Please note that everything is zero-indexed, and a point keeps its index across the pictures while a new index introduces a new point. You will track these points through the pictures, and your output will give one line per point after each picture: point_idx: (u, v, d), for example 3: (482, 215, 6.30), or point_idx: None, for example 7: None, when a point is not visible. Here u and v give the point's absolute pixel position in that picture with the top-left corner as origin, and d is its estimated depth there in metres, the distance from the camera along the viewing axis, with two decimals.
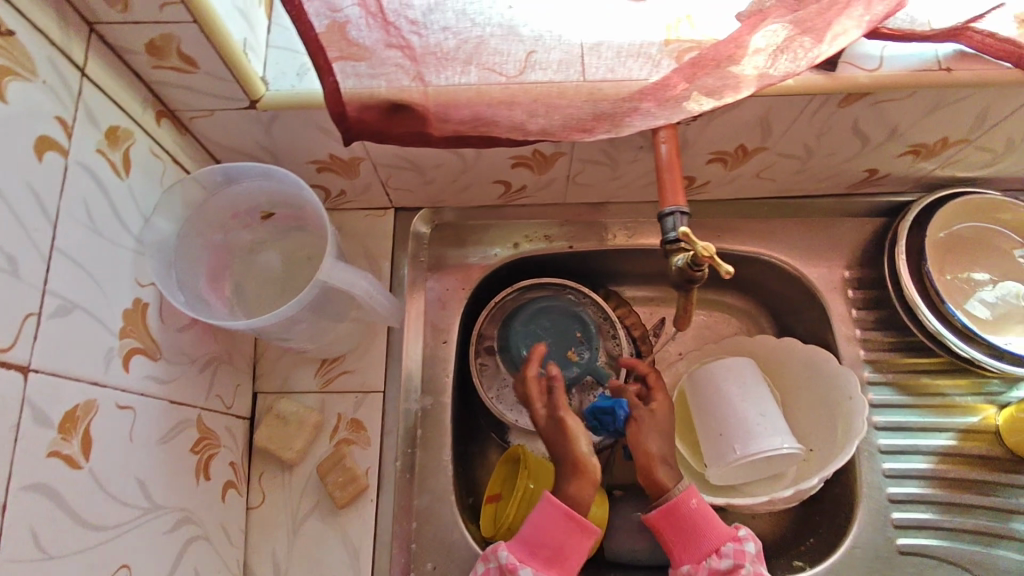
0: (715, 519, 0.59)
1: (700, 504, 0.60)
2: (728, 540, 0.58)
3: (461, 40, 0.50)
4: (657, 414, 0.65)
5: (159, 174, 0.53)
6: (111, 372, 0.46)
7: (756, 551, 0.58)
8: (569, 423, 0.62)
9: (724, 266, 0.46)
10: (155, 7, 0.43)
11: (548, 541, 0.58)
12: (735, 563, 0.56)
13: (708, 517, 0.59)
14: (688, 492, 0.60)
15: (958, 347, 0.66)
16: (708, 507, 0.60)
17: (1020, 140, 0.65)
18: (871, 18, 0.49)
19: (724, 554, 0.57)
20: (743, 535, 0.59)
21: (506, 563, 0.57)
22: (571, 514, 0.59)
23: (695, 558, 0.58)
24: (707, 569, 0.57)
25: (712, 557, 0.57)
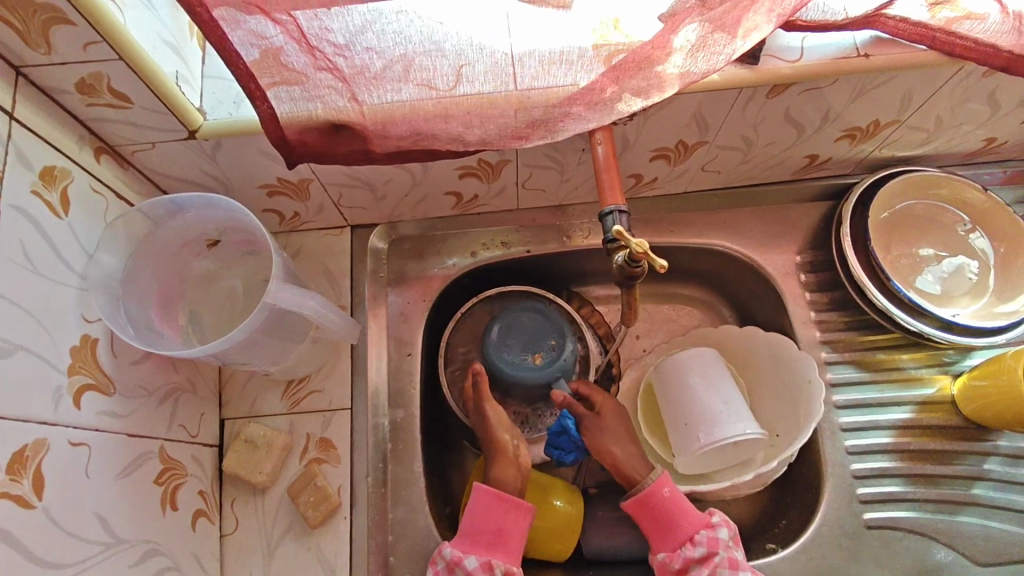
0: (689, 508, 0.63)
1: (673, 493, 0.64)
2: (703, 529, 0.62)
3: (387, 60, 0.50)
4: (603, 422, 0.68)
5: (101, 210, 0.54)
6: (60, 411, 0.46)
7: (730, 539, 0.62)
8: (489, 413, 0.67)
9: (659, 261, 0.47)
10: (79, 47, 0.45)
11: (488, 527, 0.63)
12: (707, 551, 0.60)
13: (680, 506, 0.63)
14: (660, 481, 0.64)
15: (906, 322, 0.68)
16: (681, 497, 0.64)
17: (949, 118, 0.67)
18: (781, 11, 0.49)
19: (698, 543, 0.61)
20: (716, 522, 0.63)
21: (451, 558, 0.61)
22: (500, 497, 0.63)
23: (669, 546, 0.62)
24: (682, 557, 0.61)
25: (687, 546, 0.61)
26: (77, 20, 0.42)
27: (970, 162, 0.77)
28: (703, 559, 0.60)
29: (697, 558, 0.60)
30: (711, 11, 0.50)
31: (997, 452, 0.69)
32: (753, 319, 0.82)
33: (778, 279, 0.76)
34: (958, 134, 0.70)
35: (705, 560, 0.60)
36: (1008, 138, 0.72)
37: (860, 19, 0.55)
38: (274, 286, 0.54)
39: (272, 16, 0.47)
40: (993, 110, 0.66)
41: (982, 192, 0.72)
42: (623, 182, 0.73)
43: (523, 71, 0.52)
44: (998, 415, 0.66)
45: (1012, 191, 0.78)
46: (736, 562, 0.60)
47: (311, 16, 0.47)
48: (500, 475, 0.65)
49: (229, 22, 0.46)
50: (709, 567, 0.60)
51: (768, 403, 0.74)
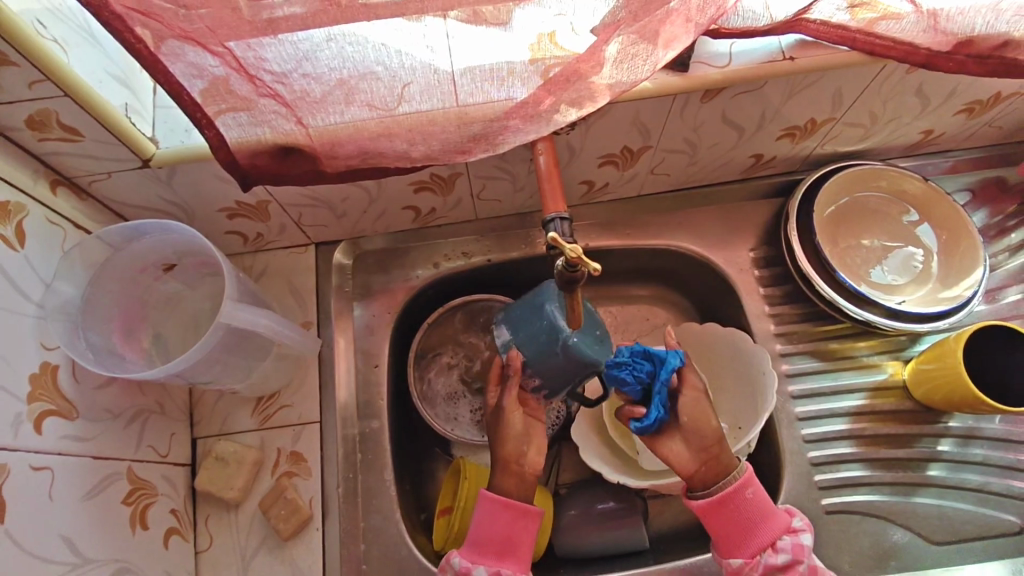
0: (772, 512, 0.61)
1: (755, 494, 0.61)
2: (786, 535, 0.60)
3: (326, 85, 0.52)
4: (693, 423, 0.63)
5: (58, 240, 0.56)
6: (21, 437, 0.48)
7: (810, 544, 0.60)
8: (513, 419, 0.65)
9: (593, 264, 0.49)
10: (26, 86, 0.46)
11: (496, 535, 0.62)
12: (792, 558, 0.58)
13: (763, 508, 0.60)
14: (745, 481, 0.61)
15: (853, 311, 0.71)
16: (764, 498, 0.61)
17: (883, 113, 0.69)
18: (698, 21, 0.52)
19: (781, 549, 0.59)
20: (798, 527, 0.61)
21: (460, 567, 0.60)
22: (506, 504, 0.62)
23: (746, 553, 0.59)
24: (763, 563, 0.59)
25: (768, 551, 0.59)
26: (19, 60, 0.44)
27: (913, 154, 0.80)
28: (785, 566, 0.58)
29: (780, 565, 0.58)
30: (634, 24, 0.51)
31: (948, 433, 0.72)
32: (714, 315, 0.84)
33: (733, 275, 0.78)
34: (897, 127, 0.73)
35: (788, 567, 0.58)
36: (944, 129, 0.75)
37: (782, 24, 0.57)
38: (230, 306, 0.56)
39: (210, 48, 0.48)
40: (925, 104, 0.69)
41: (921, 182, 0.74)
42: (576, 188, 0.75)
43: (460, 88, 0.54)
44: (945, 397, 0.68)
45: (954, 180, 0.81)
46: (815, 568, 0.59)
47: (246, 47, 0.48)
48: (500, 482, 0.64)
49: (169, 56, 0.47)
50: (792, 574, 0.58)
51: (729, 397, 0.76)
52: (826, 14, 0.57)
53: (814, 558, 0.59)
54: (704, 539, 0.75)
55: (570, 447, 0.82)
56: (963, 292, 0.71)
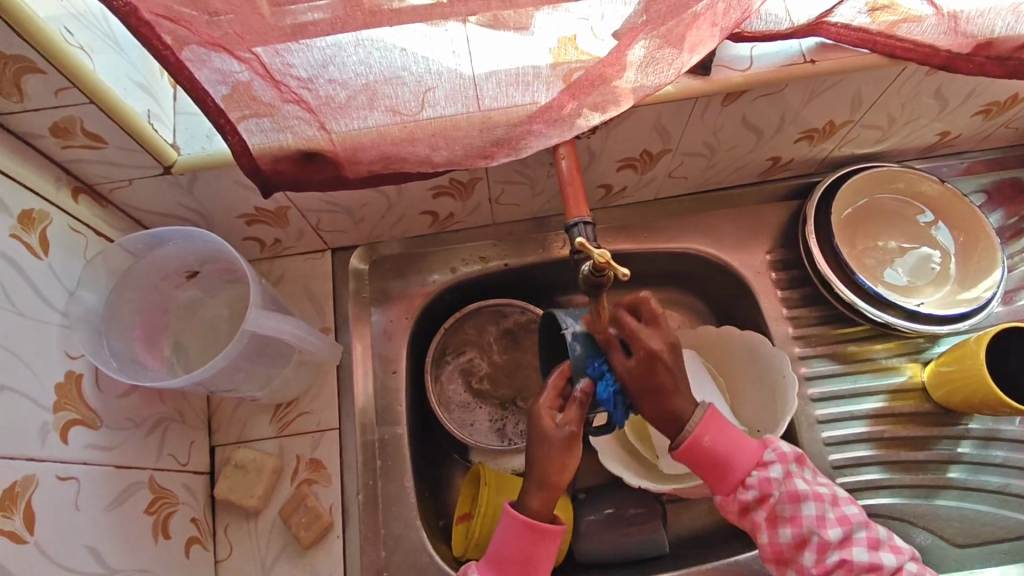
0: (737, 448, 0.58)
1: (714, 441, 0.57)
2: (755, 470, 0.58)
3: (352, 90, 0.51)
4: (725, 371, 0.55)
5: (80, 248, 0.56)
6: (48, 447, 0.47)
7: (783, 473, 0.58)
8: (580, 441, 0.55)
9: (621, 269, 0.49)
10: (52, 94, 0.46)
11: (515, 555, 0.58)
12: (762, 491, 0.58)
13: (727, 449, 0.57)
14: (700, 431, 0.56)
15: (873, 314, 0.71)
16: (727, 439, 0.57)
17: (901, 115, 0.69)
18: (722, 25, 0.52)
19: (752, 484, 0.58)
20: (769, 459, 0.59)
21: None
22: (536, 528, 0.58)
23: (722, 491, 0.58)
24: (738, 500, 0.58)
25: (741, 487, 0.58)
26: (47, 68, 0.44)
27: (928, 155, 0.80)
28: (759, 500, 0.58)
29: (754, 500, 0.58)
30: (660, 26, 0.52)
31: (968, 435, 0.72)
32: (730, 317, 0.83)
33: (750, 278, 0.78)
34: (914, 128, 0.72)
35: (761, 500, 0.58)
36: (961, 131, 0.75)
37: (804, 27, 0.57)
38: (254, 313, 0.55)
39: (237, 54, 0.48)
40: (943, 105, 0.69)
41: (938, 184, 0.74)
42: (594, 192, 0.75)
43: (484, 93, 0.54)
44: (966, 400, 0.68)
45: (970, 181, 0.81)
46: (796, 495, 0.57)
47: (272, 53, 0.48)
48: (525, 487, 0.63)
49: (195, 62, 0.47)
50: (767, 506, 0.58)
51: (747, 398, 0.76)
52: (847, 17, 0.57)
53: (791, 487, 0.57)
54: (725, 543, 0.74)
55: (587, 452, 0.82)
56: (981, 293, 0.71)
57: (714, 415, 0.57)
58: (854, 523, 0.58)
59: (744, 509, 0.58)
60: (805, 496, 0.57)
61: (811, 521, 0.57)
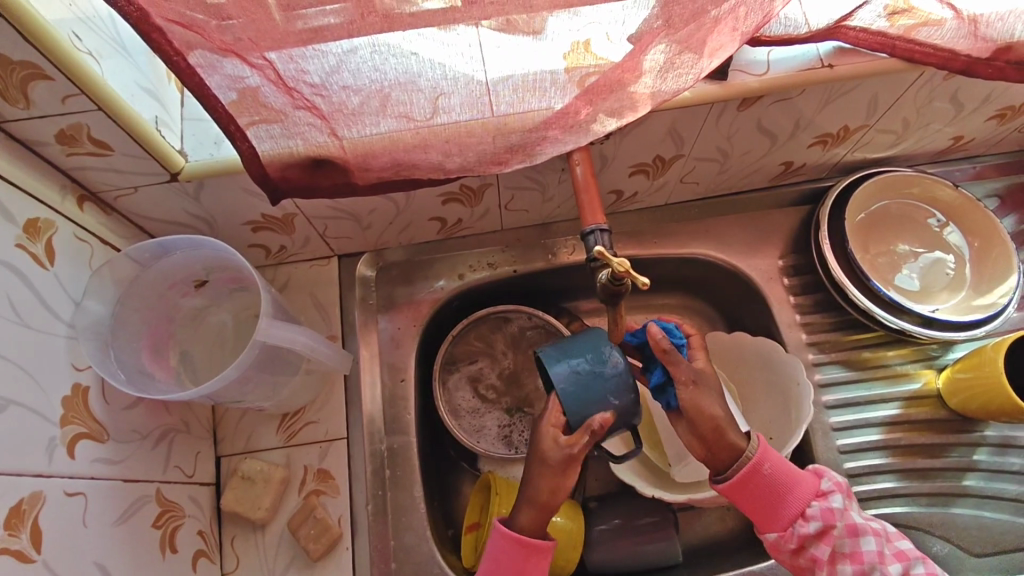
0: (798, 480, 0.58)
1: (774, 469, 0.57)
2: (815, 501, 0.58)
3: (364, 96, 0.50)
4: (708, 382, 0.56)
5: (86, 257, 0.54)
6: (56, 463, 0.46)
7: (842, 505, 0.58)
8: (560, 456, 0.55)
9: (641, 278, 0.48)
10: (59, 101, 0.45)
11: (507, 571, 0.58)
12: (824, 522, 0.57)
13: (786, 477, 0.57)
14: (759, 458, 0.57)
15: (889, 321, 0.70)
16: (785, 470, 0.58)
17: (917, 119, 0.69)
18: (744, 29, 0.51)
19: (811, 517, 0.57)
20: (827, 489, 0.59)
21: None
22: (526, 543, 0.58)
23: (781, 525, 0.57)
24: (796, 534, 0.57)
25: (800, 522, 0.57)
26: (54, 74, 0.43)
27: (940, 160, 0.80)
28: (819, 533, 0.57)
29: (814, 532, 0.57)
30: (679, 31, 0.51)
31: (985, 443, 0.71)
32: (740, 323, 0.82)
33: (762, 284, 0.77)
34: (929, 132, 0.72)
35: (822, 533, 0.57)
36: (974, 135, 0.74)
37: (822, 31, 0.56)
38: (264, 323, 0.55)
39: (249, 60, 0.46)
40: (959, 109, 0.68)
41: (953, 189, 0.74)
42: (605, 198, 0.74)
43: (498, 98, 0.52)
44: (982, 407, 0.67)
45: (982, 186, 0.80)
46: (854, 529, 0.57)
47: (287, 59, 0.47)
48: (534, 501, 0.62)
49: (206, 68, 0.46)
50: (827, 540, 0.57)
51: (761, 406, 0.75)
52: (867, 21, 0.56)
53: (851, 519, 0.57)
54: (738, 552, 0.73)
55: (597, 459, 0.81)
56: (997, 299, 0.71)
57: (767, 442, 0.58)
58: (912, 559, 0.56)
59: (802, 545, 0.57)
60: (864, 529, 0.57)
61: (871, 557, 0.56)
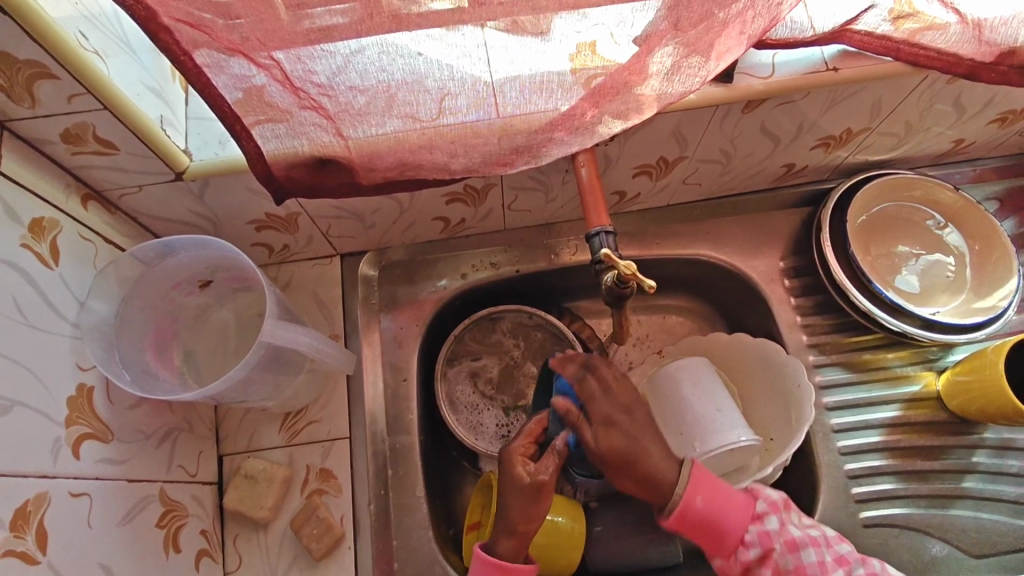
0: (731, 509, 0.59)
1: (707, 502, 0.59)
2: (751, 527, 0.59)
3: (370, 96, 0.50)
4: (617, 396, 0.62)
5: (90, 257, 0.54)
6: (61, 463, 0.46)
7: (779, 523, 0.60)
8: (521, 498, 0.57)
9: (647, 281, 0.49)
10: (65, 100, 0.45)
11: None
12: (764, 546, 0.58)
13: (719, 510, 0.59)
14: (690, 493, 0.58)
15: (890, 323, 0.70)
16: (720, 505, 0.59)
17: (919, 123, 0.69)
18: (751, 32, 0.51)
19: (751, 542, 0.59)
20: (762, 511, 0.60)
21: None
22: (505, 569, 0.57)
23: (725, 554, 0.59)
24: (740, 561, 0.59)
25: (741, 549, 0.59)
26: (61, 73, 0.43)
27: (940, 163, 0.80)
28: (760, 557, 0.59)
29: (756, 557, 0.59)
30: (687, 33, 0.50)
31: (983, 445, 0.71)
32: (742, 324, 0.83)
33: (764, 285, 0.77)
34: (929, 136, 0.72)
35: (763, 558, 0.59)
36: (974, 138, 0.74)
37: (828, 34, 0.56)
38: (269, 324, 0.55)
39: (256, 60, 0.46)
40: (961, 112, 0.68)
41: (953, 192, 0.74)
42: (607, 199, 0.74)
43: (505, 100, 0.52)
44: (981, 409, 0.68)
45: (982, 189, 0.81)
46: (794, 544, 0.58)
47: (294, 60, 0.47)
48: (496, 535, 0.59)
49: (213, 67, 0.46)
50: (769, 563, 0.58)
51: (760, 407, 0.75)
52: (871, 25, 0.55)
53: (788, 535, 0.59)
54: None
55: None
56: (998, 302, 0.71)
57: (700, 476, 0.59)
58: (852, 561, 0.58)
59: (748, 569, 0.59)
60: (803, 542, 0.58)
61: (813, 569, 0.58)
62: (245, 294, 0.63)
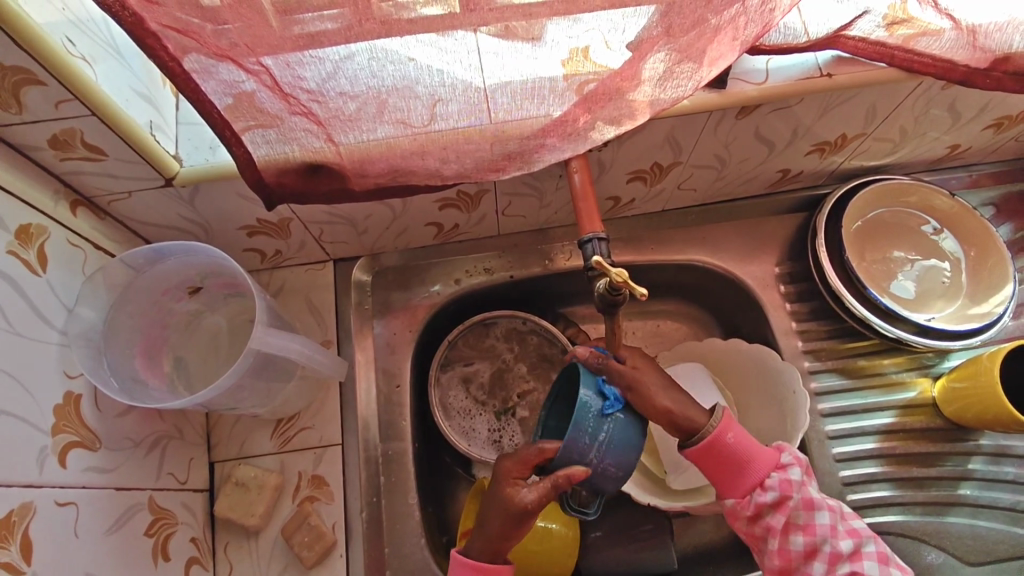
0: (758, 453, 0.57)
1: (737, 438, 0.56)
2: (774, 472, 0.57)
3: (361, 102, 0.50)
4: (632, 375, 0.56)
5: (79, 263, 0.54)
6: (47, 472, 0.46)
7: (800, 477, 0.58)
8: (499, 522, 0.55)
9: (639, 287, 0.48)
10: (52, 106, 0.45)
11: None
12: (782, 493, 0.56)
13: (749, 450, 0.57)
14: (723, 427, 0.56)
15: (885, 329, 0.70)
16: (747, 441, 0.57)
17: (914, 128, 0.69)
18: (743, 39, 0.50)
19: (771, 487, 0.56)
20: (787, 463, 0.58)
21: None
22: (479, 569, 0.56)
23: (739, 493, 0.56)
24: (754, 502, 0.56)
25: (757, 491, 0.56)
26: (46, 78, 0.42)
27: (936, 168, 0.80)
28: (777, 502, 0.56)
29: (771, 502, 0.56)
30: (680, 39, 0.50)
31: (979, 451, 0.71)
32: (737, 329, 0.82)
33: (759, 291, 0.77)
34: (925, 141, 0.72)
35: (778, 504, 0.56)
36: (970, 144, 0.74)
37: (822, 40, 0.56)
38: (260, 331, 0.54)
39: (245, 66, 0.46)
40: (956, 118, 0.68)
41: (950, 197, 0.74)
42: (602, 204, 0.74)
43: (497, 106, 0.52)
44: (977, 415, 0.68)
45: (978, 194, 0.80)
46: (811, 502, 0.57)
47: (284, 66, 0.46)
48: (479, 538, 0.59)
49: (201, 73, 0.45)
50: (785, 509, 0.56)
51: (755, 413, 0.75)
52: (865, 31, 0.55)
53: (808, 493, 0.57)
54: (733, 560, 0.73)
55: None
56: (993, 308, 0.71)
57: (732, 413, 0.57)
58: (864, 536, 0.57)
59: (758, 515, 0.57)
60: (819, 504, 0.57)
61: (824, 530, 0.56)
62: (236, 300, 0.63)
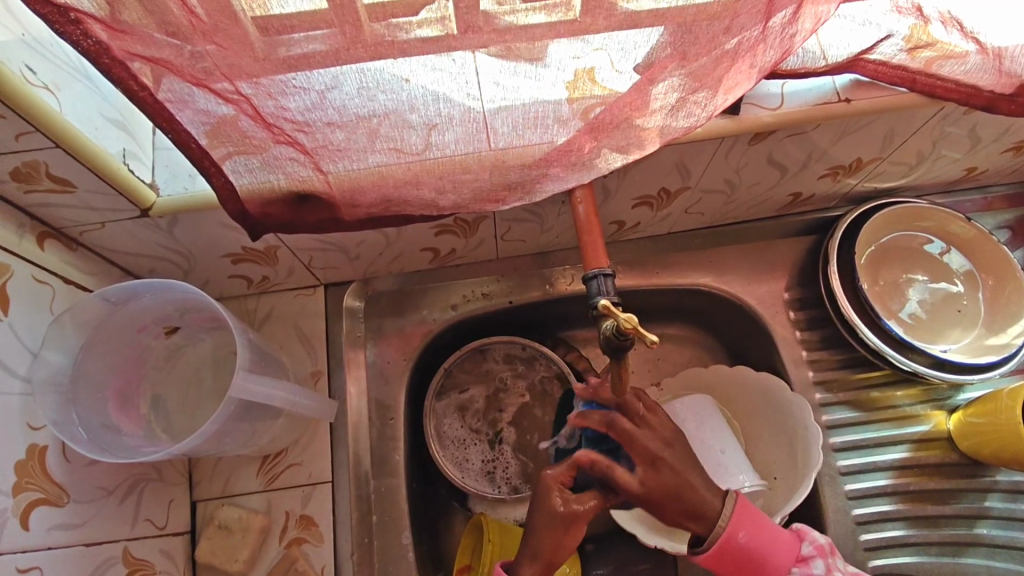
0: (777, 550, 0.53)
1: (749, 536, 0.52)
2: (795, 569, 0.54)
3: (351, 132, 0.46)
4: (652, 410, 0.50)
5: (46, 302, 0.50)
6: (5, 537, 0.43)
7: (825, 569, 0.55)
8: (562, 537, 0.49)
9: (650, 335, 0.41)
10: (12, 139, 0.41)
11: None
12: None
13: (765, 548, 0.53)
14: (734, 526, 0.51)
15: (899, 361, 0.67)
16: (762, 537, 0.53)
17: (931, 152, 0.66)
18: (761, 65, 0.47)
19: None
20: (807, 554, 0.55)
21: None
22: None
23: None
24: None
25: None
26: (5, 112, 0.39)
27: (950, 190, 0.77)
28: None
29: None
30: (693, 65, 0.46)
31: (996, 488, 0.68)
32: (744, 355, 0.79)
33: (767, 316, 0.74)
34: (941, 163, 0.69)
35: None
36: (987, 166, 0.71)
37: (842, 63, 0.53)
38: (241, 376, 0.51)
39: (222, 95, 0.42)
40: (976, 141, 0.65)
41: (966, 223, 0.71)
42: (605, 228, 0.71)
43: (497, 136, 0.49)
44: (995, 453, 0.65)
45: (992, 217, 0.78)
46: None
47: (265, 95, 0.43)
48: None
49: (176, 102, 0.42)
50: None
51: (763, 444, 0.72)
52: (886, 55, 0.52)
53: None
54: None
55: None
56: (1012, 340, 0.68)
57: (744, 506, 0.52)
58: None
59: None
60: None
61: None
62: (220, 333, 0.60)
